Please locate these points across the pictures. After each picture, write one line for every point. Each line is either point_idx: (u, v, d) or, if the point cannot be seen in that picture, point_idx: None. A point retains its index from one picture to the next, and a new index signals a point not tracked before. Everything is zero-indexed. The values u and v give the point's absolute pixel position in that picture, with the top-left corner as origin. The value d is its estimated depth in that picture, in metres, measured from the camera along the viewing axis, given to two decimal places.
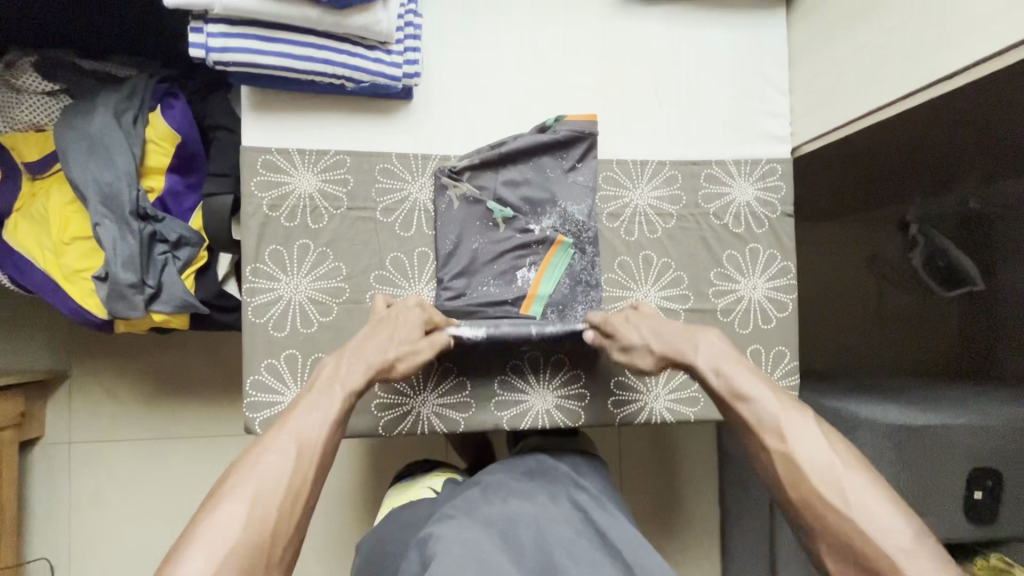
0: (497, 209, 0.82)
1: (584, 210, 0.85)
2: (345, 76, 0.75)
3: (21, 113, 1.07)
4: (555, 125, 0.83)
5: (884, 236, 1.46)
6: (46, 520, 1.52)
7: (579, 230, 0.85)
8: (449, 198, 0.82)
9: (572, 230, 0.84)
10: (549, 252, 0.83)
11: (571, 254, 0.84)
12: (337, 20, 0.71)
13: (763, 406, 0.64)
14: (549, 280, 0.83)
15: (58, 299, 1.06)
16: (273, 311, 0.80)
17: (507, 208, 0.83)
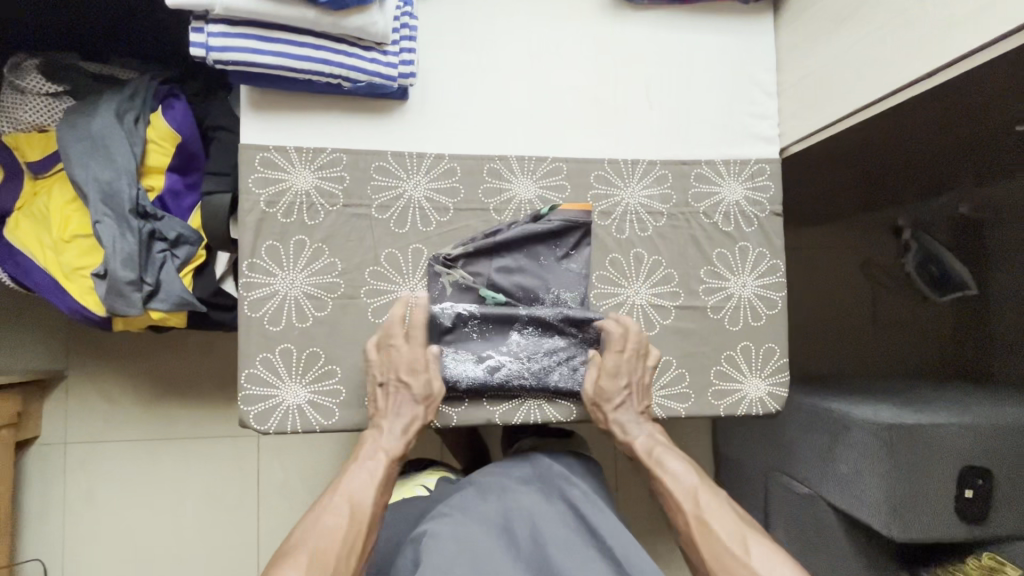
0: (489, 294, 0.83)
1: (577, 297, 0.86)
2: (341, 76, 0.77)
3: (24, 113, 1.09)
4: (550, 214, 0.84)
5: (878, 242, 1.48)
6: (41, 521, 1.52)
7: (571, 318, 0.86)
8: (442, 285, 0.84)
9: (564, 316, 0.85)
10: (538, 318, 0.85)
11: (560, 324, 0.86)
12: (334, 21, 0.73)
13: (682, 491, 0.79)
14: (543, 332, 0.84)
15: (57, 296, 1.07)
16: (270, 305, 0.81)
17: (500, 293, 0.84)
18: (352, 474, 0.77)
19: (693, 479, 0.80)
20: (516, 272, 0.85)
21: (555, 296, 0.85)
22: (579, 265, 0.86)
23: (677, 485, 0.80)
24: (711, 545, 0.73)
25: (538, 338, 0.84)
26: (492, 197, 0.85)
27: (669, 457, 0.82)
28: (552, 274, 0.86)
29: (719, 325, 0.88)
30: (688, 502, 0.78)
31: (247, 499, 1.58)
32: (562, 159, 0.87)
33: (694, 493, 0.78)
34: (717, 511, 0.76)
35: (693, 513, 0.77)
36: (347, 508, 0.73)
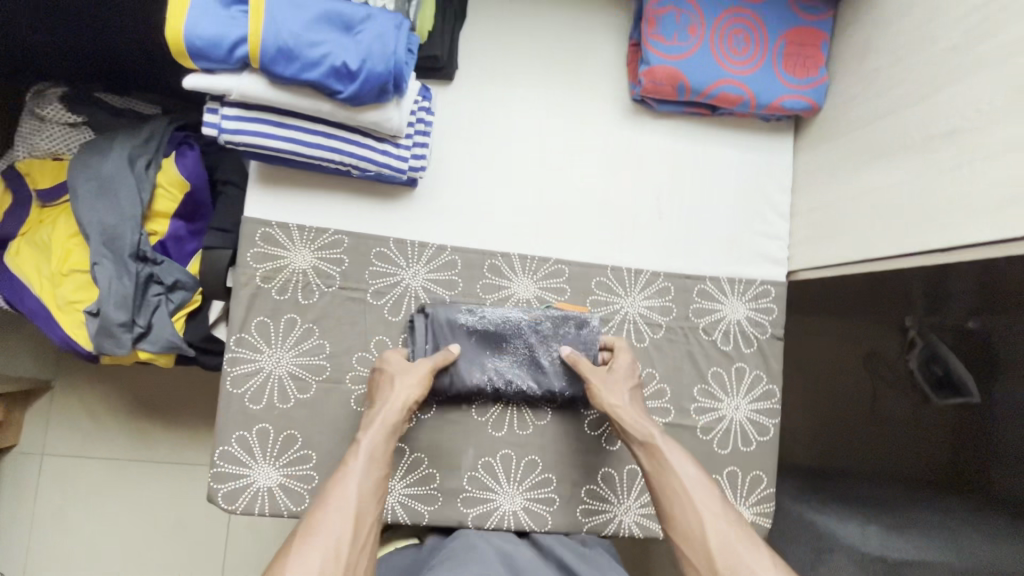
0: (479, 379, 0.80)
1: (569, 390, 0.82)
2: (352, 164, 0.77)
3: (40, 140, 1.11)
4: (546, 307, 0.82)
5: (882, 334, 1.38)
6: (7, 530, 1.51)
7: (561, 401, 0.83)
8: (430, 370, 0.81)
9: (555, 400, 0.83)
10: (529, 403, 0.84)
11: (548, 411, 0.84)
12: (350, 115, 0.72)
13: (693, 496, 0.68)
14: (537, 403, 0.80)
15: (48, 326, 1.07)
16: (252, 382, 0.80)
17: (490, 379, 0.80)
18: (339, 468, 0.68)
19: (702, 501, 0.68)
20: (506, 355, 0.81)
21: (549, 380, 0.81)
22: (576, 347, 0.82)
23: (688, 512, 0.67)
24: None
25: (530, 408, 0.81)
26: (490, 294, 0.84)
27: (677, 464, 0.71)
28: (546, 357, 0.81)
29: (708, 447, 0.86)
30: (693, 510, 0.67)
31: (217, 530, 1.55)
32: (564, 262, 0.86)
33: (712, 508, 0.67)
34: (733, 525, 0.65)
35: (709, 551, 0.64)
36: (335, 502, 0.63)
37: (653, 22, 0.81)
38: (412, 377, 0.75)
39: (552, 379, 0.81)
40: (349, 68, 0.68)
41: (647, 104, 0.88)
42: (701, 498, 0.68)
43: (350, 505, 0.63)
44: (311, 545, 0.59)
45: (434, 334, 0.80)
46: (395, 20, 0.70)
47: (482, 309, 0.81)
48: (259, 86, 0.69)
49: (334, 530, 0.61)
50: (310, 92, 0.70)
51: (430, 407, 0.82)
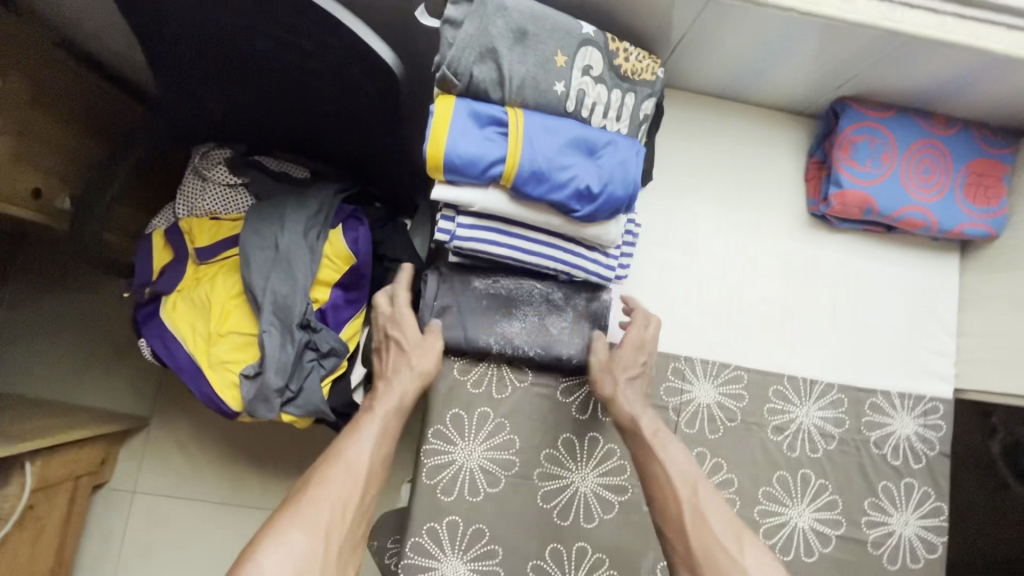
0: (483, 336, 0.81)
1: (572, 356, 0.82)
2: (564, 271, 0.80)
3: (202, 201, 1.14)
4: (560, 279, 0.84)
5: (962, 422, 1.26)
6: (91, 568, 1.51)
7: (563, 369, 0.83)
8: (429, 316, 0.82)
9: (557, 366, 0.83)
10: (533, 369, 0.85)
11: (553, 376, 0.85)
12: (576, 230, 0.76)
13: (678, 484, 0.72)
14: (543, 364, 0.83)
15: (195, 382, 1.09)
16: (445, 474, 0.81)
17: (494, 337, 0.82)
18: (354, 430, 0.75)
19: (684, 484, 0.72)
20: (515, 320, 0.82)
21: (555, 345, 0.82)
22: (581, 320, 0.84)
23: (669, 497, 0.72)
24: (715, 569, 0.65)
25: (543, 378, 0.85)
26: (673, 397, 0.86)
27: (669, 453, 0.75)
28: (553, 324, 0.83)
29: (879, 562, 0.86)
30: (679, 493, 0.72)
31: None
32: (743, 368, 0.88)
33: (695, 493, 0.72)
34: (713, 509, 0.70)
35: (686, 531, 0.69)
36: (347, 461, 0.70)
37: (848, 148, 0.85)
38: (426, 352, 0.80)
39: (558, 344, 0.82)
40: (592, 191, 0.71)
41: (825, 220, 0.92)
42: (688, 480, 0.73)
43: (360, 473, 0.70)
44: (324, 505, 0.66)
45: (445, 288, 0.82)
46: (634, 146, 0.74)
47: (496, 277, 0.83)
48: (501, 201, 0.73)
49: (345, 494, 0.68)
50: (545, 208, 0.73)
51: (613, 507, 0.84)
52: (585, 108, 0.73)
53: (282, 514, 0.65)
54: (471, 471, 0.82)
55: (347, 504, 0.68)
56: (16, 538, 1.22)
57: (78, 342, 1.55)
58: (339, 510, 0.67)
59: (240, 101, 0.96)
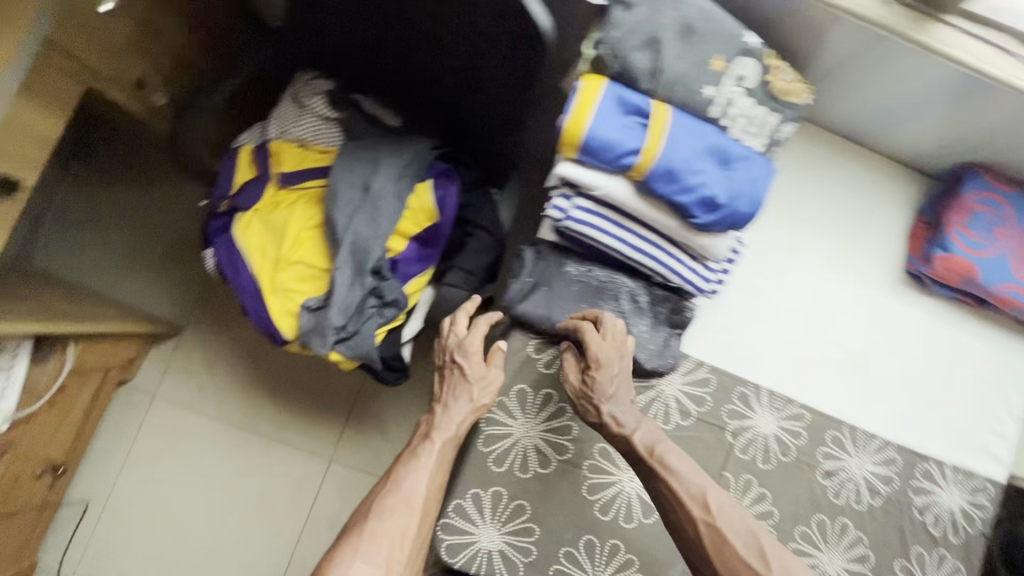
0: (566, 321, 0.81)
1: (648, 360, 0.82)
2: (661, 274, 0.80)
3: (296, 128, 1.14)
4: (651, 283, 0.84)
5: None
6: (102, 458, 1.54)
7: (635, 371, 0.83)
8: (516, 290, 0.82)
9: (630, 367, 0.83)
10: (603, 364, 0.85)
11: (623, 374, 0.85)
12: (686, 236, 0.75)
13: (689, 503, 0.73)
14: None
15: (254, 303, 1.09)
16: (501, 445, 0.83)
17: None
18: (412, 459, 0.80)
19: (692, 500, 0.73)
20: (599, 312, 0.82)
21: (633, 346, 0.82)
22: (662, 327, 0.84)
23: (681, 515, 0.73)
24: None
25: None
26: (732, 420, 0.86)
27: (675, 467, 0.74)
28: (635, 325, 0.82)
29: None
30: (695, 508, 0.72)
31: (295, 516, 1.54)
32: (807, 406, 0.88)
33: (709, 505, 0.72)
34: (729, 519, 0.72)
35: (705, 549, 0.72)
36: (405, 494, 0.76)
37: (963, 214, 0.85)
38: (478, 375, 0.83)
39: (636, 346, 0.82)
40: (717, 201, 0.70)
41: (919, 280, 0.91)
42: (703, 493, 0.73)
43: (418, 502, 0.76)
44: (384, 533, 0.73)
45: (538, 266, 0.82)
46: (767, 166, 0.73)
47: (591, 266, 0.83)
48: (624, 192, 0.72)
49: (403, 524, 0.74)
50: (665, 207, 0.73)
51: (653, 513, 0.84)
52: (728, 117, 0.72)
53: (349, 539, 0.73)
54: (526, 448, 0.83)
55: (409, 529, 0.74)
56: (44, 415, 1.24)
57: (131, 237, 1.56)
58: (401, 537, 0.74)
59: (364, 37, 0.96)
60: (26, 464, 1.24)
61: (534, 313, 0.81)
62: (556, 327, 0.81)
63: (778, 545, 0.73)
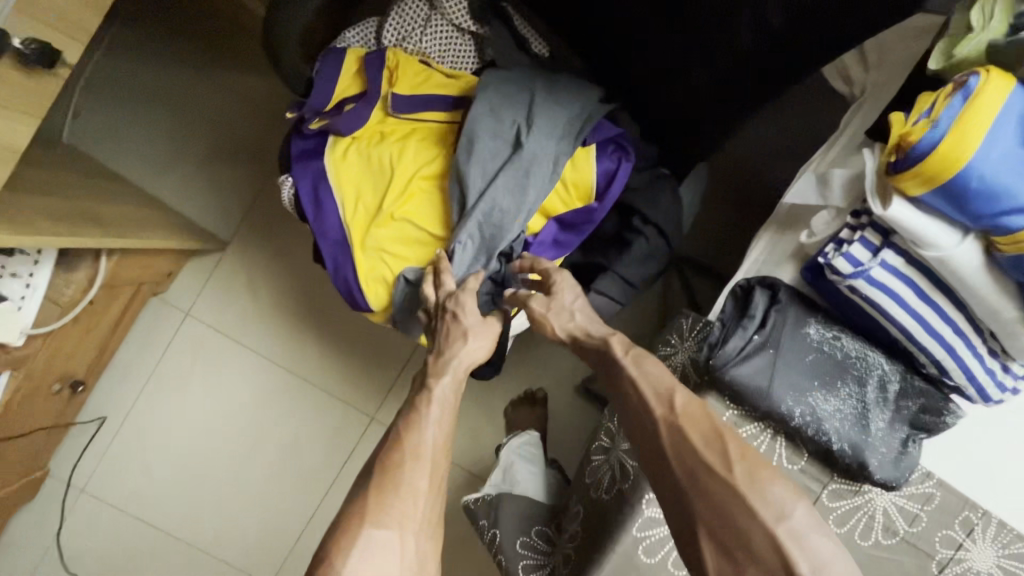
0: (788, 400, 0.59)
1: (878, 469, 0.61)
2: (942, 366, 0.57)
3: (419, 37, 0.86)
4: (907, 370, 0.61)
5: None
6: (125, 370, 1.38)
7: (852, 475, 0.63)
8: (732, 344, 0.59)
9: (849, 471, 0.62)
10: (808, 456, 0.64)
11: (829, 471, 0.65)
12: (1019, 334, 0.52)
13: (651, 398, 0.55)
14: (833, 459, 0.62)
15: (337, 259, 0.86)
16: (658, 533, 0.64)
17: (798, 407, 0.60)
18: (410, 413, 0.64)
19: (649, 392, 0.56)
20: (833, 397, 0.60)
21: (865, 448, 0.60)
22: (902, 426, 0.62)
23: (636, 414, 0.55)
24: (712, 506, 0.48)
25: (816, 470, 0.64)
26: (943, 549, 0.67)
27: (646, 365, 0.58)
28: (874, 422, 0.61)
29: None
30: (657, 405, 0.54)
31: (325, 471, 1.40)
32: None
33: (679, 403, 0.54)
34: (693, 417, 0.53)
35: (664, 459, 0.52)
36: (411, 445, 0.60)
37: None
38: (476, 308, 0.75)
39: (869, 449, 0.61)
40: None
41: None
42: (668, 388, 0.55)
43: (428, 451, 0.60)
44: (397, 493, 0.56)
45: (769, 319, 0.59)
46: None
47: (838, 332, 0.60)
48: (967, 260, 0.48)
49: (416, 480, 0.58)
50: (1011, 291, 0.49)
51: None
52: None
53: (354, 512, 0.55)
54: None
55: (424, 488, 0.58)
56: (68, 329, 1.05)
57: (180, 125, 1.31)
58: (416, 492, 0.57)
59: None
60: (45, 379, 1.07)
61: (751, 381, 0.59)
62: (773, 405, 0.60)
63: (765, 463, 0.50)
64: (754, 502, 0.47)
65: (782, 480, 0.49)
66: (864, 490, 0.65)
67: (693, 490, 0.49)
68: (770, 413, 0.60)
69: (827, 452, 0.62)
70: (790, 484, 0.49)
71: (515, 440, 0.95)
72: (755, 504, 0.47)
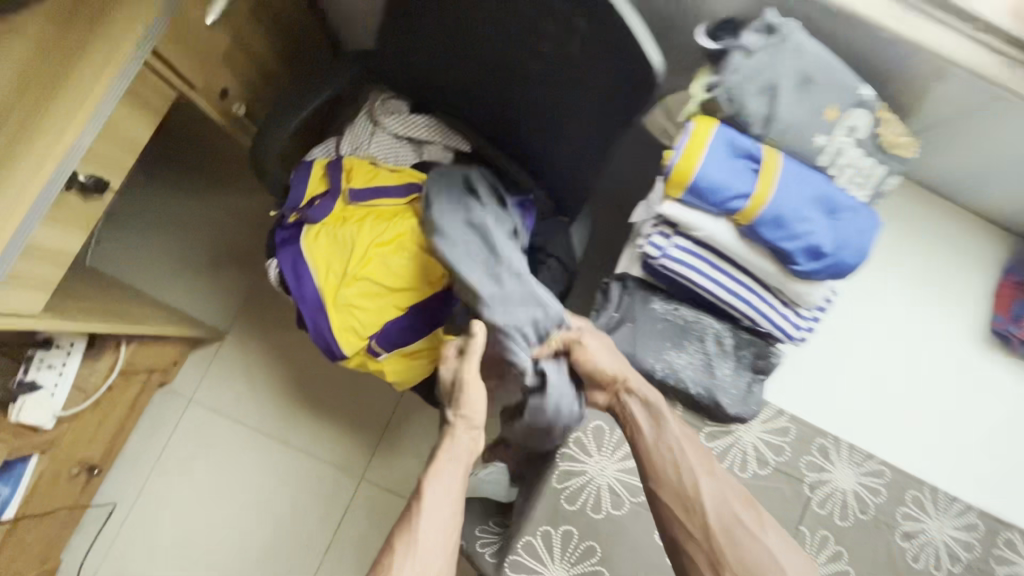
0: (650, 359, 0.80)
1: (731, 405, 0.80)
2: (751, 317, 0.79)
3: (369, 146, 1.15)
4: (737, 326, 0.82)
5: None
6: (134, 460, 1.52)
7: (715, 414, 0.81)
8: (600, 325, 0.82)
9: (711, 411, 0.81)
10: (682, 405, 0.83)
11: (701, 417, 0.83)
12: (784, 282, 0.74)
13: (692, 465, 0.71)
14: (697, 403, 0.81)
15: (316, 318, 1.09)
16: (575, 484, 0.82)
17: (659, 363, 0.80)
18: (423, 492, 0.73)
19: (694, 462, 0.71)
20: (683, 353, 0.80)
21: (716, 389, 0.80)
22: (744, 371, 0.81)
23: (682, 478, 0.70)
24: (745, 553, 0.66)
25: (691, 417, 0.83)
26: (811, 472, 0.84)
27: (675, 427, 0.73)
28: (720, 369, 0.81)
29: None
30: (692, 474, 0.70)
31: (324, 532, 1.51)
32: (887, 463, 0.85)
33: (707, 469, 0.71)
34: (719, 482, 0.70)
35: (706, 518, 0.68)
36: (423, 525, 0.70)
37: None
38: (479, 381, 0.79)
39: (719, 389, 0.80)
40: (823, 251, 0.69)
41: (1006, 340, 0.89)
42: (696, 455, 0.72)
43: (436, 526, 0.71)
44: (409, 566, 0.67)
45: (624, 302, 0.82)
46: (872, 218, 0.72)
47: (677, 305, 0.82)
48: (725, 235, 0.71)
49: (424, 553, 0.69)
50: (764, 252, 0.72)
51: None
52: (835, 166, 0.71)
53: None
54: (602, 488, 0.82)
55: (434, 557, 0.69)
56: (89, 414, 1.23)
57: (184, 241, 1.58)
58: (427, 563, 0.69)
59: (451, 73, 0.96)
60: (66, 463, 1.22)
61: (619, 348, 0.80)
62: (640, 364, 0.80)
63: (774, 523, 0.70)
64: (783, 561, 0.66)
65: (783, 538, 0.69)
66: (733, 429, 0.83)
67: (730, 543, 0.66)
68: (640, 371, 0.81)
69: (690, 398, 0.81)
70: (781, 533, 0.69)
71: (482, 471, 1.00)
72: (778, 556, 0.66)
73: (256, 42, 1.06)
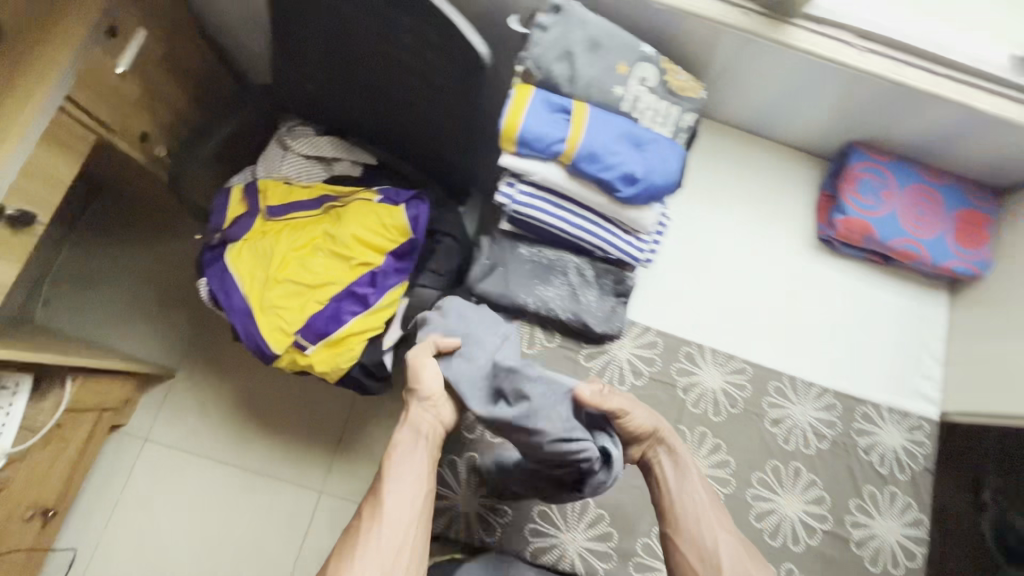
0: (523, 295, 0.92)
1: (599, 325, 0.93)
2: (600, 247, 0.92)
3: (281, 167, 1.26)
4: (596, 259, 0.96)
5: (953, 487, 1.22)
6: (92, 507, 1.54)
7: (588, 335, 0.93)
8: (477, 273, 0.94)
9: (584, 333, 0.93)
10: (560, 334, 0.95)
11: (578, 342, 0.95)
12: (616, 209, 0.88)
13: (707, 515, 0.74)
14: (571, 329, 0.93)
15: (244, 323, 1.18)
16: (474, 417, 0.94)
17: (531, 297, 0.92)
18: (386, 482, 0.74)
19: (713, 517, 0.74)
20: (551, 286, 0.93)
21: (583, 313, 0.92)
22: (608, 295, 0.94)
23: (702, 530, 0.73)
24: None
25: (569, 343, 0.94)
26: (681, 377, 0.95)
27: (695, 479, 0.77)
28: (585, 295, 0.93)
29: (860, 561, 0.92)
30: (710, 528, 0.73)
31: (287, 549, 1.54)
32: (748, 361, 0.98)
33: (722, 522, 0.74)
34: (735, 539, 0.72)
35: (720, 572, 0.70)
36: (386, 515, 0.71)
37: (855, 183, 0.99)
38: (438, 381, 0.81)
39: (587, 313, 0.92)
40: (635, 176, 0.84)
41: (831, 244, 1.04)
42: (714, 505, 0.75)
43: (393, 517, 0.71)
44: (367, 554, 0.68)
45: (495, 251, 0.95)
46: (674, 147, 0.87)
47: (541, 248, 0.96)
48: (557, 175, 0.86)
49: (384, 542, 0.69)
50: (592, 185, 0.87)
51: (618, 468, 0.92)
52: (636, 111, 0.88)
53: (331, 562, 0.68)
54: None
55: (393, 546, 0.69)
56: (38, 452, 1.27)
57: (130, 292, 1.66)
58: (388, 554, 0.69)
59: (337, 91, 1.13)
60: (18, 503, 1.26)
61: (494, 289, 0.92)
62: (514, 300, 0.92)
63: None
64: None
65: None
66: (607, 347, 0.95)
67: None
68: (516, 307, 0.93)
69: (563, 324, 0.93)
70: None
71: None
72: None
73: (167, 88, 1.21)
